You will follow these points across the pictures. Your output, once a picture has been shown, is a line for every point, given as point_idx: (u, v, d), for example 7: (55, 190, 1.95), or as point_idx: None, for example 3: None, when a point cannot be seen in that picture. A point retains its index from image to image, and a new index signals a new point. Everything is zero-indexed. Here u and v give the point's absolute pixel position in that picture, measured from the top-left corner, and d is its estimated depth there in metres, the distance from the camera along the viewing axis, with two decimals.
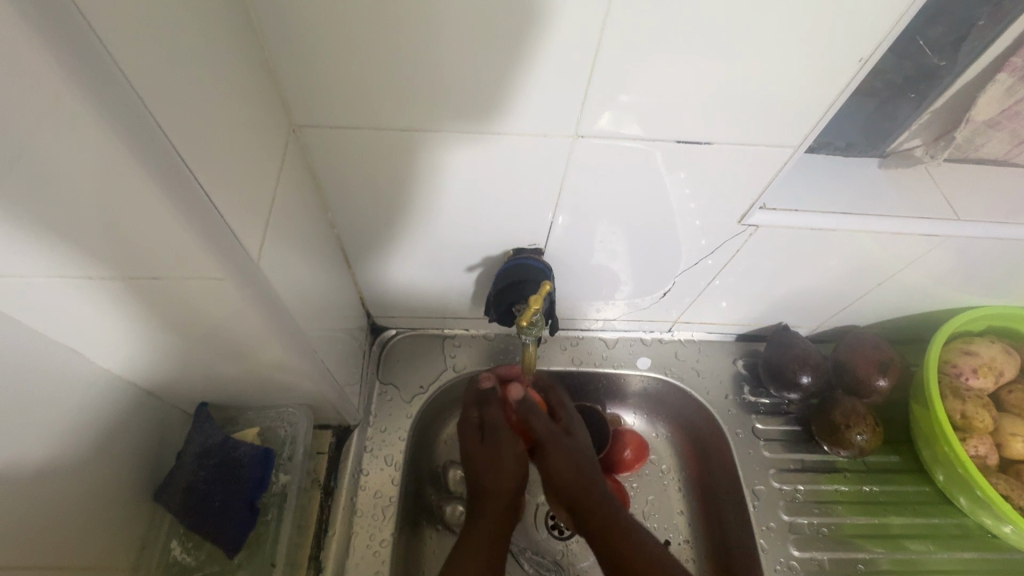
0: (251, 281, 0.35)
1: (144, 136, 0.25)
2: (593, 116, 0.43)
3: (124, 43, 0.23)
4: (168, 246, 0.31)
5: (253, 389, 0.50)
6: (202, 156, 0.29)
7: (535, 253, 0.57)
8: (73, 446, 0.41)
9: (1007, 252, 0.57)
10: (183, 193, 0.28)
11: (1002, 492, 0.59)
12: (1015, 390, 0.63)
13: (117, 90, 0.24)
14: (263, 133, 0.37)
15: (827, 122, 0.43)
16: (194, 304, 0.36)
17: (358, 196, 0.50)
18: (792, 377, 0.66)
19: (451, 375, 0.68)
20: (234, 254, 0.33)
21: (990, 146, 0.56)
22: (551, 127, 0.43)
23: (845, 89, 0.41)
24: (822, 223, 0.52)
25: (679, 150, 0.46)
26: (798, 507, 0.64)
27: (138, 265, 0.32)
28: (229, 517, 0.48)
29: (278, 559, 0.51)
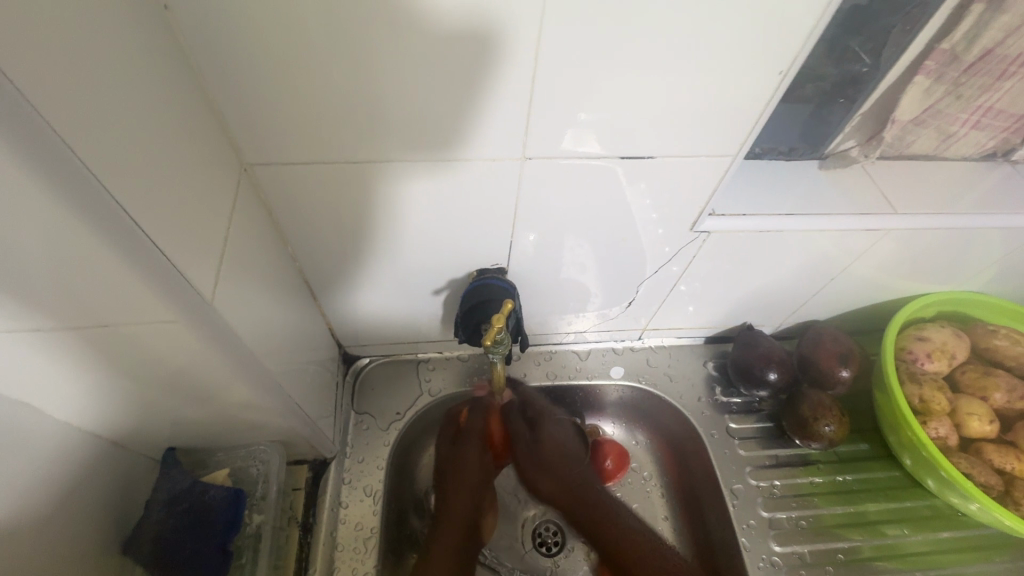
0: (209, 320, 0.35)
1: (80, 185, 0.26)
2: (542, 136, 0.44)
3: (56, 98, 0.24)
4: (118, 292, 0.31)
5: (220, 430, 0.49)
6: (154, 208, 0.30)
7: (499, 272, 0.58)
8: (33, 504, 0.39)
9: (946, 241, 0.61)
10: (131, 245, 0.29)
11: (964, 471, 0.58)
12: (967, 370, 0.64)
13: (38, 137, 0.24)
14: (211, 177, 0.37)
15: (759, 132, 0.46)
16: (149, 347, 0.36)
17: (318, 228, 0.50)
18: (760, 375, 0.68)
19: (427, 399, 0.69)
20: (186, 296, 0.33)
21: (918, 141, 0.59)
22: (499, 150, 0.45)
23: (772, 100, 0.43)
24: (770, 225, 0.54)
25: (629, 165, 0.48)
26: (776, 502, 0.65)
27: (86, 313, 0.32)
28: (200, 564, 0.46)
29: None
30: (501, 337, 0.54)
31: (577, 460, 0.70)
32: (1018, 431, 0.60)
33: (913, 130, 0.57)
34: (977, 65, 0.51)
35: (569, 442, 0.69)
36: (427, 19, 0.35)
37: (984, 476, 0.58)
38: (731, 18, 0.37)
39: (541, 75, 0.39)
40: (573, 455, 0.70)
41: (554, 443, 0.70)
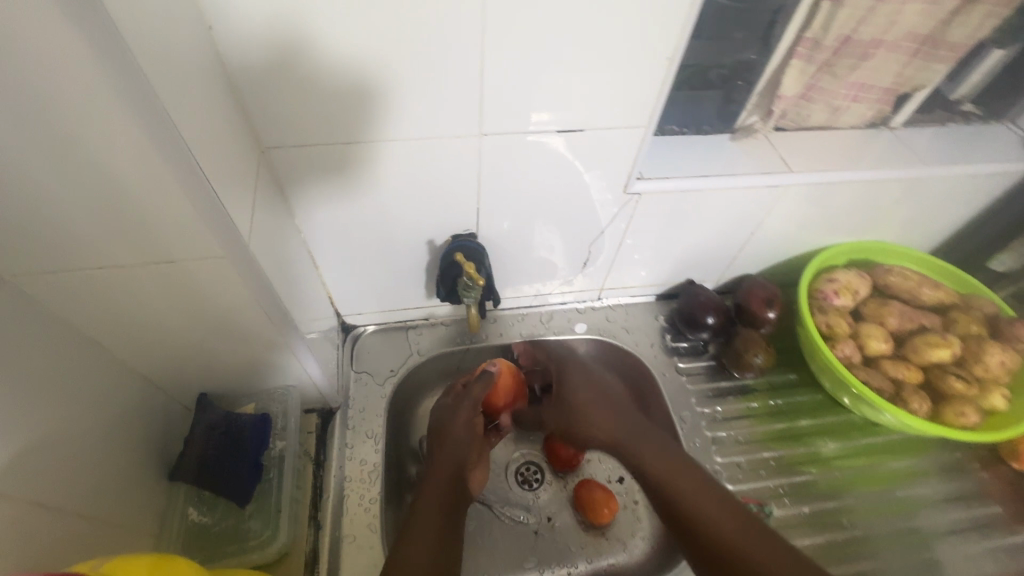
0: (244, 257, 0.46)
1: (169, 139, 0.36)
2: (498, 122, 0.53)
3: (157, 76, 0.34)
4: (182, 230, 0.41)
5: (245, 374, 0.59)
6: (210, 165, 0.40)
7: (470, 237, 0.66)
8: (114, 419, 0.49)
9: (841, 196, 0.73)
10: (199, 189, 0.39)
11: (862, 379, 0.70)
12: (869, 303, 0.76)
13: (148, 103, 0.34)
14: (241, 154, 0.47)
15: (664, 100, 0.54)
16: (199, 283, 0.46)
17: (320, 207, 0.59)
18: (700, 320, 0.80)
19: (417, 358, 0.80)
20: (231, 229, 0.44)
21: (809, 115, 0.73)
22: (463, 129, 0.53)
23: (663, 86, 0.52)
24: (691, 185, 0.66)
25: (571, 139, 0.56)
26: (718, 423, 0.77)
27: (156, 251, 0.42)
28: (239, 475, 0.56)
29: (283, 505, 0.57)
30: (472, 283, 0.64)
31: (646, 433, 0.67)
32: (907, 346, 0.71)
33: (811, 106, 0.71)
34: (841, 49, 0.64)
35: (611, 408, 0.71)
36: (407, 20, 0.43)
37: (879, 381, 0.70)
38: (644, 17, 0.46)
39: (496, 66, 0.48)
40: (635, 422, 0.69)
41: (620, 412, 0.70)
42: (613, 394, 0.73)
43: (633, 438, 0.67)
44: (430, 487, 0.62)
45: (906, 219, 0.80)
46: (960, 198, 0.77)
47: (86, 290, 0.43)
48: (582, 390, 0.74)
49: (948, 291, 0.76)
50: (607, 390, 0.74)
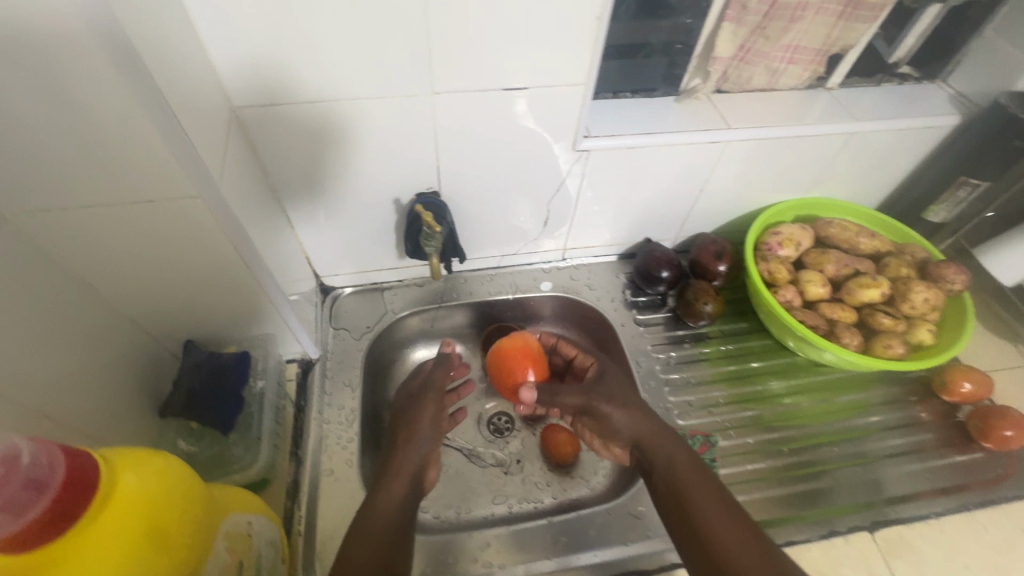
0: (216, 200, 0.51)
1: (140, 76, 0.40)
2: (445, 78, 0.58)
3: (129, 19, 0.39)
4: (155, 168, 0.45)
5: (228, 322, 0.64)
6: (181, 107, 0.45)
7: (435, 196, 0.71)
8: (105, 352, 0.55)
9: (781, 151, 0.79)
10: (170, 127, 0.44)
11: (799, 319, 0.76)
12: (810, 253, 0.81)
13: (119, 40, 0.38)
14: (212, 108, 0.51)
15: (599, 58, 0.59)
16: (176, 224, 0.51)
17: (292, 167, 0.64)
18: (655, 274, 0.85)
19: (392, 315, 0.85)
20: (201, 173, 0.48)
21: (750, 78, 0.78)
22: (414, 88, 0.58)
23: (597, 42, 0.58)
24: (634, 142, 0.71)
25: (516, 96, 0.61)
26: (671, 367, 0.83)
27: (135, 189, 0.47)
28: (220, 409, 0.59)
29: (263, 435, 0.63)
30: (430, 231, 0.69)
31: (662, 427, 0.63)
32: (843, 289, 0.77)
33: (745, 68, 0.76)
34: (771, 12, 0.70)
35: (635, 402, 0.65)
36: None
37: (814, 321, 0.75)
38: None
39: (440, 24, 0.53)
40: (653, 417, 0.64)
41: (643, 407, 0.65)
42: (632, 385, 0.68)
43: (654, 431, 0.63)
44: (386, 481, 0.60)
45: (846, 175, 0.86)
46: (895, 153, 0.83)
47: (75, 228, 0.48)
48: (613, 389, 0.67)
49: (884, 240, 0.82)
50: (636, 390, 0.68)
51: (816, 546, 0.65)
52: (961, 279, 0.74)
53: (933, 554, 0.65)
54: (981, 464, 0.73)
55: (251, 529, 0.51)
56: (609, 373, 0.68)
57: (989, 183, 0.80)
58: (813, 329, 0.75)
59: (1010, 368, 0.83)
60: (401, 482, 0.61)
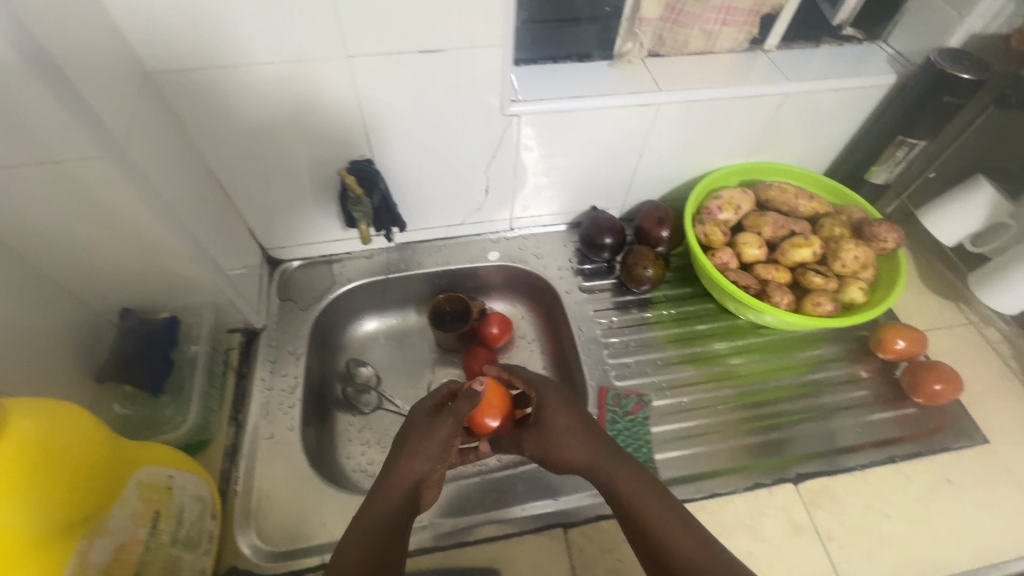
0: (122, 162, 0.50)
1: (22, 33, 0.40)
2: (358, 39, 0.58)
3: None
4: (53, 130, 0.45)
5: (164, 290, 0.65)
6: (75, 66, 0.45)
7: (368, 163, 0.72)
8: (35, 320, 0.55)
9: (717, 115, 0.79)
10: (62, 85, 0.43)
11: (732, 279, 0.77)
12: (750, 216, 0.82)
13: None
14: (120, 71, 0.52)
15: (514, 17, 0.60)
16: (82, 185, 0.50)
17: (220, 136, 0.65)
18: (599, 241, 0.86)
19: (339, 286, 0.86)
20: (104, 136, 0.48)
21: (686, 41, 0.79)
22: (328, 50, 0.58)
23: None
24: (564, 105, 0.72)
25: (434, 58, 0.62)
26: (612, 331, 0.84)
27: (38, 153, 0.46)
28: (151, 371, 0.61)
29: (195, 396, 0.64)
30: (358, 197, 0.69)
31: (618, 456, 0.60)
32: (778, 250, 0.78)
33: (681, 31, 0.78)
34: None
35: (585, 430, 0.62)
36: None
37: (745, 280, 0.76)
38: None
39: None
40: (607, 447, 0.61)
41: (597, 437, 0.61)
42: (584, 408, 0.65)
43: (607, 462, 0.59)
44: (376, 505, 0.55)
45: (787, 139, 0.86)
46: (834, 114, 0.83)
47: None
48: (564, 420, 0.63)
49: (822, 202, 0.83)
50: (584, 416, 0.64)
51: (740, 497, 0.66)
52: (893, 238, 0.75)
53: (855, 503, 0.66)
54: (912, 418, 0.75)
55: (171, 483, 0.52)
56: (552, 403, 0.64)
57: (925, 142, 0.80)
58: (744, 288, 0.76)
59: (949, 327, 0.84)
60: (393, 504, 0.56)
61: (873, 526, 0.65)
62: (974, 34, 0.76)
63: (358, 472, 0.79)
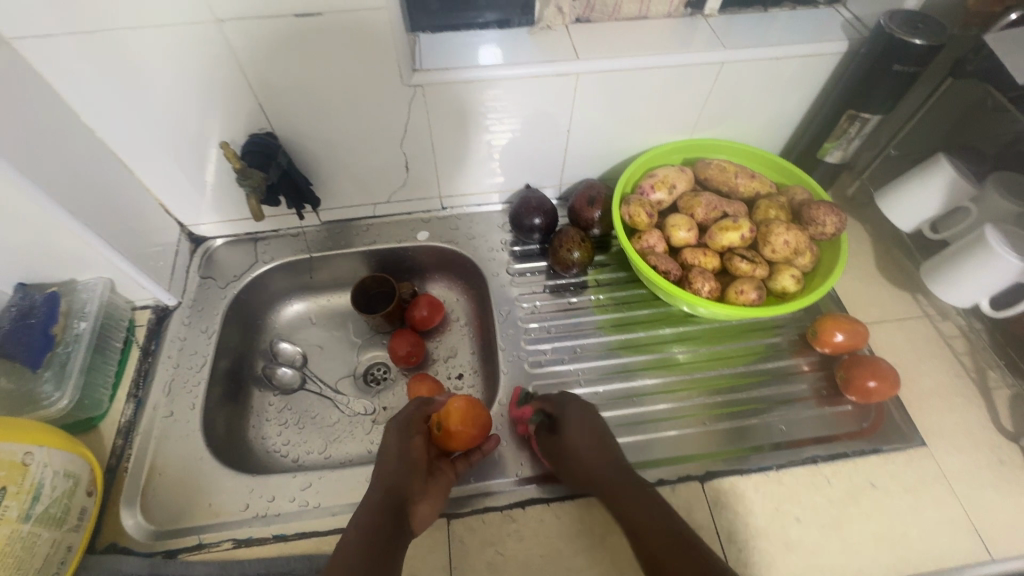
0: None
1: None
2: (220, 1, 0.55)
3: None
4: None
5: (55, 265, 0.65)
6: None
7: (269, 136, 0.70)
8: None
9: (647, 87, 0.73)
10: None
11: (653, 264, 0.71)
12: (683, 197, 0.76)
13: None
14: None
15: None
16: None
17: (104, 108, 0.63)
18: (527, 221, 0.82)
19: (261, 265, 0.85)
20: None
21: (616, 6, 0.73)
22: (194, 14, 0.55)
23: None
24: (471, 74, 0.68)
25: (312, 23, 0.58)
26: (536, 316, 0.80)
27: None
28: (30, 345, 0.62)
29: (77, 372, 0.63)
30: (246, 172, 0.65)
31: (637, 487, 0.57)
32: (708, 233, 0.72)
33: None
34: None
35: (605, 459, 0.59)
36: None
37: (666, 265, 0.71)
38: None
39: None
40: (628, 477, 0.58)
41: (613, 453, 0.60)
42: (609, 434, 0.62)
43: (628, 492, 0.56)
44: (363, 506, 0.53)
45: (732, 113, 0.80)
46: (782, 86, 0.76)
47: None
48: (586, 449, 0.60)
49: (763, 182, 0.76)
50: (604, 430, 0.62)
51: None
52: (832, 222, 0.69)
53: (764, 504, 0.62)
54: (842, 416, 0.70)
55: (29, 459, 0.52)
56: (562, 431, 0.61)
57: (880, 116, 0.73)
58: (664, 273, 0.71)
59: (902, 319, 0.78)
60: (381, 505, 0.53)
61: (779, 531, 0.61)
62: None
63: (270, 452, 0.78)
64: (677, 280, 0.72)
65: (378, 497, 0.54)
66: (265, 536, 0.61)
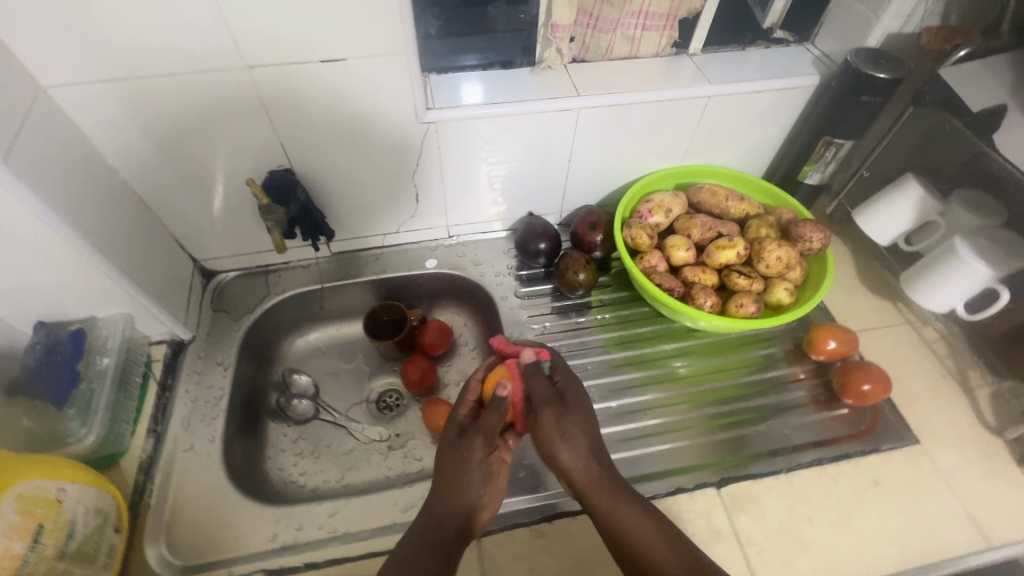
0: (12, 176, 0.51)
1: None
2: (251, 49, 0.58)
3: None
4: None
5: (77, 304, 0.66)
6: None
7: (288, 173, 0.73)
8: None
9: (641, 119, 0.79)
10: None
11: (657, 282, 0.76)
12: (679, 219, 0.81)
13: None
14: (9, 85, 0.52)
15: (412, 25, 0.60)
16: None
17: (130, 150, 0.65)
18: (533, 247, 0.86)
19: (274, 297, 0.86)
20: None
21: (608, 47, 0.79)
22: (226, 62, 0.59)
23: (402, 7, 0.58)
24: (481, 111, 0.72)
25: (336, 68, 0.62)
26: (546, 336, 0.83)
27: None
28: (55, 382, 0.62)
29: (102, 407, 0.64)
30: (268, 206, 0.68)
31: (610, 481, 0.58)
32: (705, 252, 0.77)
33: (602, 36, 0.78)
34: None
35: (588, 454, 0.58)
36: None
37: (670, 283, 0.76)
38: None
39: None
40: (604, 469, 0.58)
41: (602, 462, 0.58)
42: (591, 416, 0.61)
43: (603, 484, 0.57)
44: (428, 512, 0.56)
45: (719, 141, 0.87)
46: (763, 116, 0.83)
47: None
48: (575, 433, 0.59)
49: (752, 203, 0.83)
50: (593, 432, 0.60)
51: (660, 503, 0.65)
52: (818, 238, 0.75)
53: (778, 507, 0.65)
54: (841, 420, 0.74)
55: (62, 496, 0.52)
56: (548, 414, 0.59)
57: (852, 141, 0.80)
58: (669, 291, 0.76)
59: (886, 327, 0.83)
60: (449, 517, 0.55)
61: (794, 531, 0.64)
62: (891, 34, 0.75)
63: (288, 484, 0.78)
64: (680, 296, 0.76)
65: (434, 514, 0.55)
66: (296, 564, 0.61)
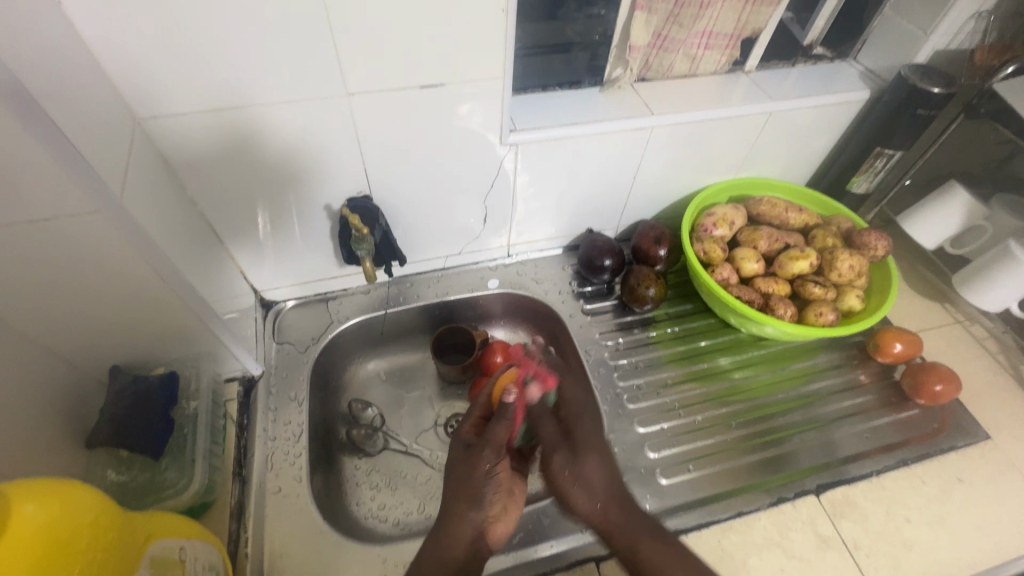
0: (124, 215, 0.48)
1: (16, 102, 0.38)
2: (354, 77, 0.57)
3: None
4: (48, 193, 0.43)
5: (160, 345, 0.62)
6: (69, 122, 0.43)
7: (366, 200, 0.71)
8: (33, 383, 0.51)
9: (707, 136, 0.81)
10: (61, 143, 0.42)
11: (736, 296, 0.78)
12: (744, 231, 0.83)
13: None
14: (113, 119, 0.50)
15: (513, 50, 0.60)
16: (70, 242, 0.47)
17: (213, 181, 0.63)
18: (599, 263, 0.86)
19: (337, 325, 0.84)
20: (103, 189, 0.46)
21: (671, 66, 0.81)
22: (328, 90, 0.58)
23: (507, 32, 0.58)
24: (561, 132, 0.73)
25: (433, 93, 0.62)
26: (619, 352, 0.83)
27: (20, 211, 0.43)
28: (149, 431, 0.58)
29: (198, 455, 0.61)
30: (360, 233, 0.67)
31: (634, 509, 0.58)
32: (775, 263, 0.79)
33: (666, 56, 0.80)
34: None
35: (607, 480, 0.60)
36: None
37: (748, 295, 0.78)
38: None
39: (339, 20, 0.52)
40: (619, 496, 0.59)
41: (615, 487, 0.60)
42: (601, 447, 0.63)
43: (623, 523, 0.57)
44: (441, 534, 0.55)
45: (773, 154, 0.89)
46: (815, 129, 0.87)
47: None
48: (588, 461, 0.62)
49: (810, 214, 0.85)
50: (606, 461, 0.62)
51: (765, 514, 0.66)
52: (881, 246, 0.78)
53: (875, 508, 0.68)
54: (916, 419, 0.77)
55: (183, 555, 0.48)
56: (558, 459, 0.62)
57: (902, 151, 0.84)
58: (749, 303, 0.78)
59: (938, 327, 0.87)
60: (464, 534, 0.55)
61: (895, 532, 0.66)
62: (937, 51, 0.80)
63: (371, 519, 0.75)
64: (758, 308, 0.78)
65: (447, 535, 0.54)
66: None
